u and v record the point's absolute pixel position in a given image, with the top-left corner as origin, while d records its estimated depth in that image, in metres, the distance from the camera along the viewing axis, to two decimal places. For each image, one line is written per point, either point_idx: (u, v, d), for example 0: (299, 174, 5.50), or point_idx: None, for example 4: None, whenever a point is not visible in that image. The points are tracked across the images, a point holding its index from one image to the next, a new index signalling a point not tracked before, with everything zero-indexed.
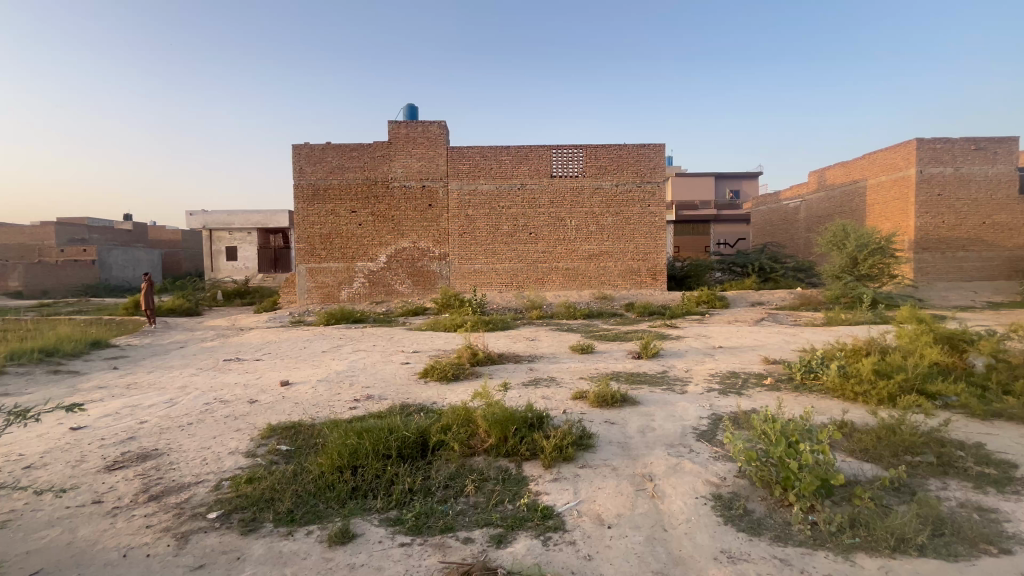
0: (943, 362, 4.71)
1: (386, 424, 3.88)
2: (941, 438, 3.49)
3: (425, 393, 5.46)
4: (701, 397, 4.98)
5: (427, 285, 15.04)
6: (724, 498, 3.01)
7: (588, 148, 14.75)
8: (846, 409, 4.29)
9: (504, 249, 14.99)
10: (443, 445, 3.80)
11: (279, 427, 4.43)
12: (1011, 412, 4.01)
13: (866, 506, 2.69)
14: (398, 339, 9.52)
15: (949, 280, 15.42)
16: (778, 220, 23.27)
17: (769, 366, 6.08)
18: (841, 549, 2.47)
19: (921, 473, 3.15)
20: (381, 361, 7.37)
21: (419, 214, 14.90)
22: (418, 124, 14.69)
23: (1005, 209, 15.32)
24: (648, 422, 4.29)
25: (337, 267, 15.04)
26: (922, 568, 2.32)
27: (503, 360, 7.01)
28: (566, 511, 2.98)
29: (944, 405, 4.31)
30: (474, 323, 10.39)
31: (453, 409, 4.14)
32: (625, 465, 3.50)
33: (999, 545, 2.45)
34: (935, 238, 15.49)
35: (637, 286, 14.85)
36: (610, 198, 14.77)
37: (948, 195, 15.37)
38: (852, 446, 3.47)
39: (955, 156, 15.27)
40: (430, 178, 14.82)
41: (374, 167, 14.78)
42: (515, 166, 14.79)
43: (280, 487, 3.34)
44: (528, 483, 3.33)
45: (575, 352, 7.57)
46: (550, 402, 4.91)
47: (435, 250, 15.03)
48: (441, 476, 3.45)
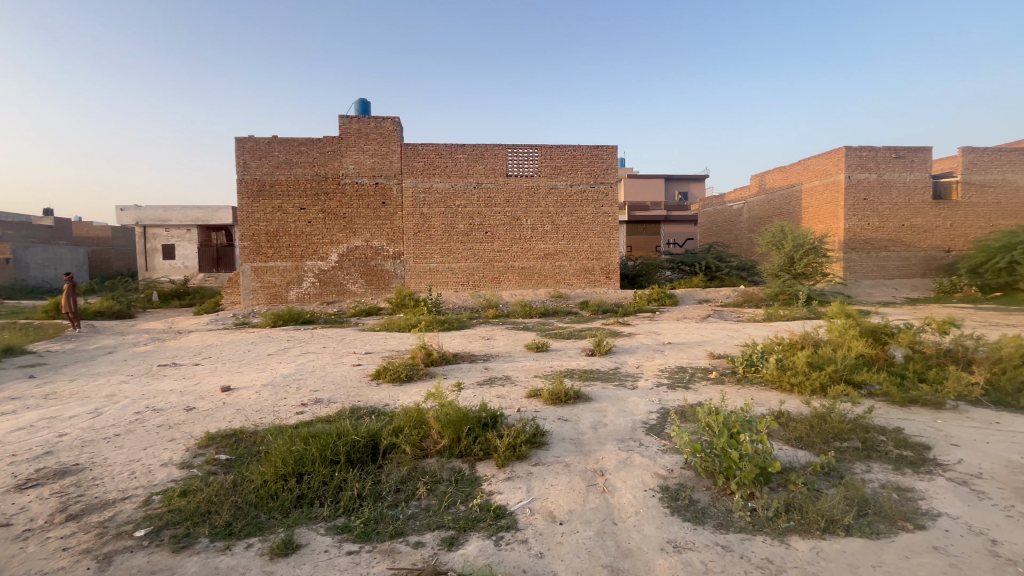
0: (868, 353, 5.07)
1: (335, 429, 3.75)
2: (865, 425, 3.76)
3: (378, 395, 5.32)
4: (650, 392, 5.14)
5: (381, 284, 14.67)
6: (671, 489, 3.10)
7: (543, 148, 14.87)
8: (783, 400, 4.54)
9: (460, 248, 14.88)
10: (394, 447, 3.71)
11: (218, 435, 4.18)
12: (925, 399, 4.38)
13: (800, 491, 2.86)
14: (350, 340, 9.24)
15: (873, 278, 16.69)
16: (723, 221, 24.40)
17: (714, 361, 6.35)
18: (777, 533, 2.60)
19: (848, 458, 3.38)
20: (330, 363, 7.11)
21: (372, 212, 14.53)
22: (370, 119, 14.29)
23: (921, 213, 16.74)
24: (600, 418, 4.37)
25: (285, 266, 14.42)
26: (848, 546, 2.47)
27: (458, 360, 6.93)
28: (518, 509, 2.97)
29: (868, 393, 4.65)
30: (428, 322, 10.24)
31: (404, 411, 4.06)
32: (578, 461, 3.55)
33: (914, 521, 2.66)
34: (862, 239, 16.71)
35: (591, 284, 15.14)
36: (565, 198, 14.97)
37: (872, 200, 16.62)
38: (788, 434, 3.67)
39: (879, 164, 16.53)
40: (383, 175, 14.48)
41: (324, 163, 14.26)
42: (470, 165, 14.71)
43: (218, 498, 3.15)
44: (481, 483, 3.31)
45: (530, 350, 7.60)
46: (504, 401, 4.90)
47: (389, 249, 14.69)
48: (391, 479, 3.37)
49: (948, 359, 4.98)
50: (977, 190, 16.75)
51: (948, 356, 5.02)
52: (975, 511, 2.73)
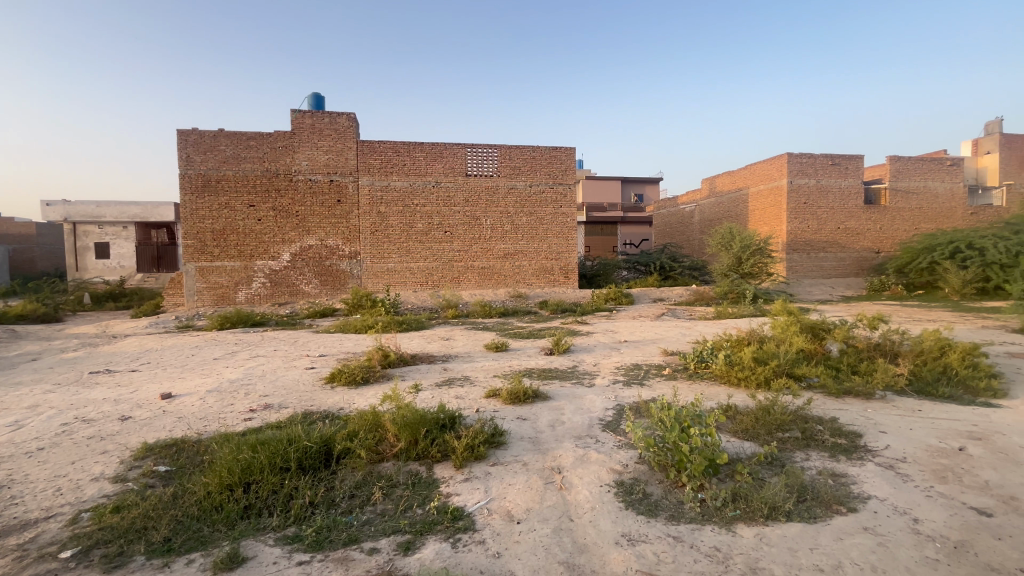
0: (807, 348, 5.38)
1: (285, 434, 3.60)
2: (805, 416, 4.00)
3: (332, 399, 5.15)
4: (607, 389, 5.24)
5: (336, 284, 14.23)
6: (625, 484, 3.18)
7: (502, 148, 14.90)
8: (731, 394, 4.75)
9: (418, 247, 14.67)
10: (349, 452, 3.61)
11: (156, 445, 3.93)
12: (857, 390, 4.70)
13: (745, 481, 3.00)
14: (303, 342, 8.93)
15: (813, 277, 17.76)
16: (676, 222, 25.29)
17: (667, 357, 6.55)
18: (725, 521, 2.71)
19: (789, 447, 3.58)
20: (281, 366, 6.83)
21: (327, 210, 14.07)
22: (324, 114, 13.83)
23: (854, 216, 17.95)
24: (558, 416, 4.43)
25: (233, 266, 13.74)
26: (788, 531, 2.61)
27: (417, 361, 6.84)
28: (476, 510, 2.96)
29: (807, 385, 4.94)
30: (385, 323, 10.03)
31: (359, 415, 3.97)
32: (536, 460, 3.58)
33: (848, 504, 2.84)
34: (802, 240, 17.73)
35: (550, 284, 15.31)
36: (524, 198, 15.05)
37: (811, 204, 17.67)
38: (735, 427, 3.85)
39: (817, 170, 17.59)
40: (338, 172, 14.06)
41: (275, 158, 13.70)
42: (429, 163, 14.53)
43: (156, 513, 2.96)
44: (438, 485, 3.27)
45: (490, 350, 7.58)
46: (462, 402, 4.87)
47: (345, 248, 14.28)
48: (346, 485, 3.28)
49: (877, 353, 5.36)
50: (903, 196, 18.12)
51: (878, 350, 5.40)
52: (900, 493, 2.95)
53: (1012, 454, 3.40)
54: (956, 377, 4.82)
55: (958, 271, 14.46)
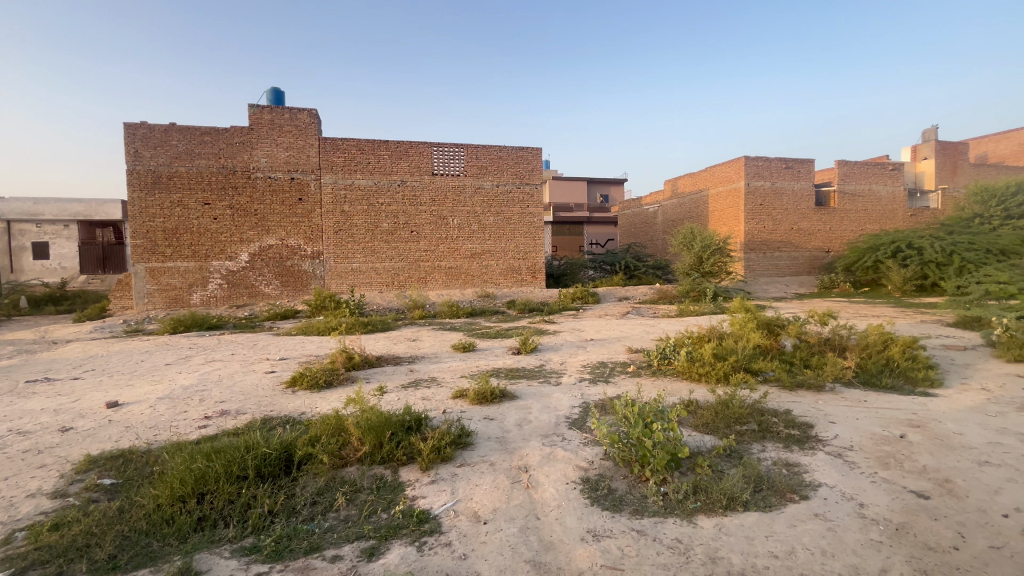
0: (763, 344, 5.60)
1: (243, 442, 3.46)
2: (761, 409, 4.15)
3: (293, 404, 4.99)
4: (573, 387, 5.30)
5: (298, 285, 13.80)
6: (591, 480, 3.22)
7: (468, 148, 14.84)
8: (692, 389, 4.89)
9: (383, 247, 14.41)
10: (310, 458, 3.51)
11: (101, 457, 3.71)
12: (809, 382, 4.93)
13: (705, 473, 3.10)
14: (263, 345, 8.63)
15: (769, 275, 18.53)
16: (641, 223, 25.86)
17: (632, 355, 6.69)
18: (686, 513, 2.79)
19: (747, 439, 3.71)
20: (239, 370, 6.57)
21: (288, 209, 13.64)
22: (284, 109, 13.39)
23: (806, 217, 18.83)
24: (525, 415, 4.44)
25: (187, 266, 13.12)
26: (745, 520, 2.71)
27: (382, 363, 6.71)
28: (442, 512, 2.93)
29: (763, 379, 5.14)
30: (350, 324, 9.81)
31: (322, 419, 3.88)
32: (503, 459, 3.57)
33: (800, 492, 2.97)
34: (759, 240, 18.45)
35: (518, 284, 15.35)
36: (491, 198, 15.04)
37: (767, 205, 18.42)
38: (696, 421, 3.97)
39: (772, 173, 18.35)
40: (299, 169, 13.64)
41: (231, 155, 13.17)
42: (394, 162, 14.31)
43: (100, 529, 2.79)
44: (404, 489, 3.22)
45: (457, 351, 7.53)
46: (429, 403, 4.82)
47: (307, 248, 13.87)
48: (307, 492, 3.18)
49: (827, 347, 5.64)
50: (850, 198, 19.14)
51: (828, 344, 5.68)
52: (848, 480, 3.11)
53: (946, 439, 3.64)
54: (898, 369, 5.13)
55: (899, 269, 15.39)
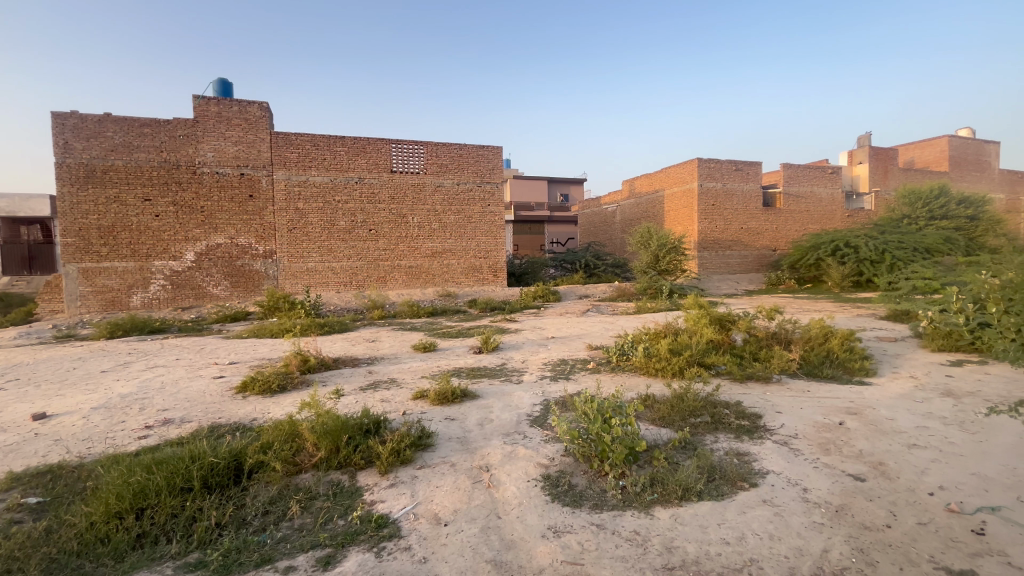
0: (715, 338, 5.83)
1: (187, 451, 3.27)
2: (713, 402, 4.32)
3: (243, 410, 4.76)
4: (534, 385, 5.34)
5: (249, 286, 13.20)
6: (552, 477, 3.24)
7: (428, 145, 14.66)
8: (650, 384, 5.03)
9: (340, 246, 14.01)
10: (262, 466, 3.36)
11: (25, 474, 3.41)
12: (758, 374, 5.17)
13: (662, 465, 3.19)
14: (211, 349, 8.20)
15: (721, 273, 19.29)
16: (600, 222, 26.36)
17: (592, 352, 6.80)
18: (643, 505, 2.86)
19: (700, 431, 3.85)
20: (184, 376, 6.21)
21: (237, 206, 13.03)
22: (233, 102, 12.76)
23: (755, 218, 19.74)
24: (486, 414, 4.43)
25: (125, 267, 12.28)
26: (699, 509, 2.80)
27: (340, 365, 6.53)
28: (402, 516, 2.87)
29: (716, 373, 5.35)
30: (305, 326, 9.47)
31: (274, 425, 3.73)
32: (464, 459, 3.55)
33: (749, 480, 3.10)
34: (711, 239, 19.17)
35: (479, 282, 15.30)
36: (451, 197, 14.93)
37: (718, 205, 19.18)
38: (654, 415, 4.08)
39: (723, 174, 19.12)
40: (250, 164, 13.06)
41: (175, 148, 12.44)
42: (351, 158, 13.95)
43: (23, 553, 2.56)
44: (362, 493, 3.13)
45: (418, 351, 7.41)
46: (388, 405, 4.73)
47: (259, 247, 13.29)
48: (258, 501, 3.05)
49: (774, 340, 5.94)
50: (794, 200, 20.21)
51: (774, 338, 5.99)
52: (793, 466, 3.28)
53: (880, 425, 3.91)
54: (837, 359, 5.46)
55: (838, 266, 16.40)
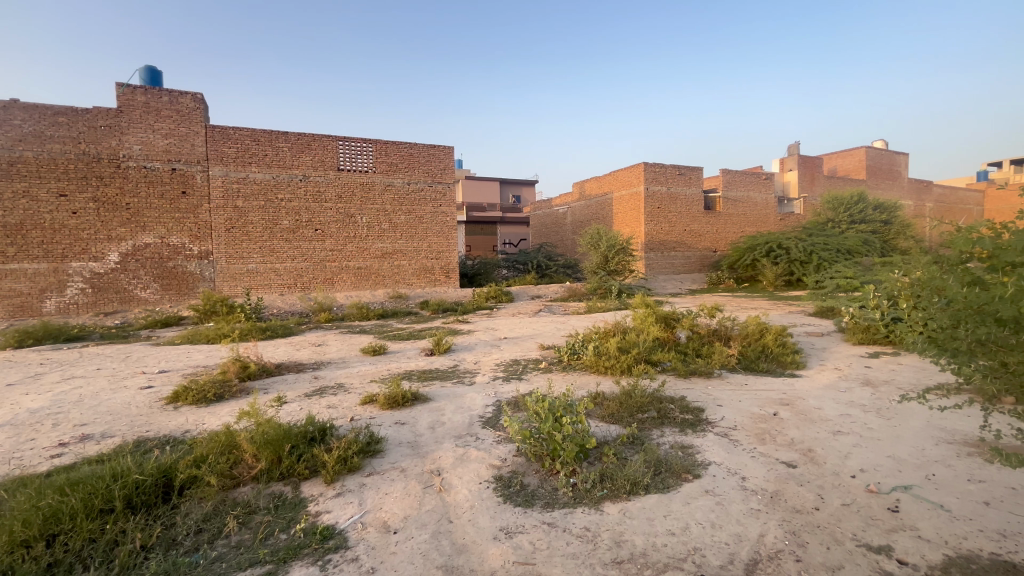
0: (661, 336, 6.05)
1: (108, 469, 3.00)
2: (660, 397, 4.47)
3: (174, 422, 4.43)
4: (487, 386, 5.32)
5: (182, 289, 12.34)
6: (504, 478, 3.24)
7: (377, 143, 14.31)
8: (599, 382, 5.14)
9: (284, 247, 13.40)
10: (195, 481, 3.14)
11: None
12: (700, 369, 5.40)
13: (611, 461, 3.27)
14: (139, 357, 7.59)
15: (666, 273, 20.06)
16: (551, 224, 26.75)
17: (544, 352, 6.88)
18: (593, 501, 2.91)
19: (647, 426, 3.98)
20: (106, 388, 5.71)
21: (168, 203, 12.16)
22: (162, 91, 11.87)
23: (697, 220, 20.70)
24: (438, 417, 4.36)
25: (36, 268, 11.12)
26: (646, 503, 2.88)
27: (282, 371, 6.22)
28: (349, 526, 2.77)
29: (662, 369, 5.55)
30: (245, 331, 8.98)
31: (209, 437, 3.50)
32: (414, 464, 3.47)
33: (693, 472, 3.23)
34: (657, 241, 19.90)
35: (430, 283, 15.09)
36: (402, 196, 14.65)
37: (663, 208, 19.95)
38: (603, 412, 4.18)
39: (668, 178, 19.91)
40: (182, 159, 12.23)
41: (95, 140, 11.45)
42: (295, 155, 13.38)
43: None
44: (306, 505, 2.99)
45: (367, 355, 7.19)
46: (335, 411, 4.56)
47: (194, 247, 12.47)
48: (190, 520, 2.84)
49: (715, 337, 6.24)
50: (732, 204, 21.37)
51: (715, 334, 6.29)
52: (733, 457, 3.44)
53: (809, 414, 4.19)
54: (772, 354, 5.82)
55: (771, 266, 17.52)
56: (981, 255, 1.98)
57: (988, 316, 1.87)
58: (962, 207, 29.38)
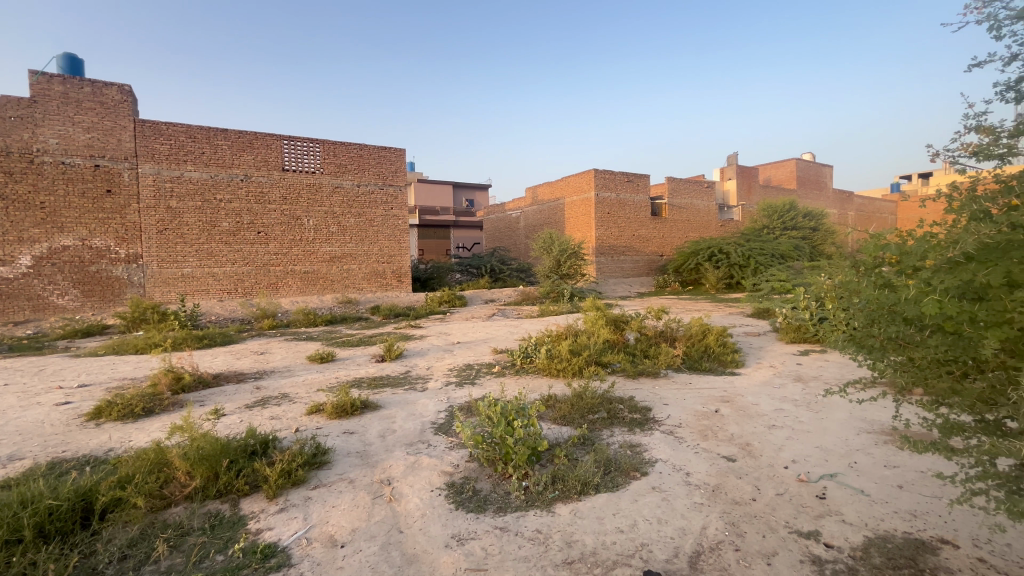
0: (611, 338, 6.22)
1: (15, 495, 2.70)
2: (610, 398, 4.59)
3: (96, 440, 4.07)
4: (439, 392, 5.26)
5: (106, 296, 11.37)
6: (456, 484, 3.20)
7: (325, 143, 13.86)
8: (552, 384, 5.21)
9: (223, 250, 12.69)
10: (119, 503, 2.90)
11: None
12: (647, 369, 5.60)
13: (562, 462, 3.32)
14: (55, 370, 6.93)
15: (616, 277, 20.62)
16: (505, 228, 26.88)
17: (497, 356, 6.89)
18: (545, 503, 2.93)
19: (598, 426, 4.07)
20: (14, 405, 5.16)
21: (90, 203, 11.20)
22: (83, 81, 10.92)
23: (644, 226, 21.46)
24: (388, 425, 4.26)
25: None
26: (597, 502, 2.94)
27: (221, 382, 5.87)
28: (292, 542, 2.65)
29: (612, 370, 5.70)
30: (179, 340, 8.41)
31: (136, 455, 3.25)
32: (363, 474, 3.37)
33: (641, 469, 3.33)
34: (608, 245, 20.43)
35: (381, 288, 14.74)
36: (351, 198, 14.27)
37: (613, 214, 20.55)
38: (555, 414, 4.23)
39: (617, 185, 20.53)
40: (107, 155, 11.32)
41: (4, 132, 10.41)
42: (235, 154, 12.71)
43: None
44: (246, 523, 2.83)
45: (315, 363, 6.92)
46: (278, 422, 4.35)
47: (121, 250, 11.56)
48: (113, 546, 2.62)
49: (662, 338, 6.49)
50: (677, 210, 22.32)
51: (662, 336, 6.54)
52: (677, 453, 3.58)
53: (747, 410, 4.43)
54: (713, 353, 6.12)
55: (713, 270, 18.45)
56: (892, 259, 2.14)
57: (897, 315, 2.04)
58: (878, 216, 32.24)
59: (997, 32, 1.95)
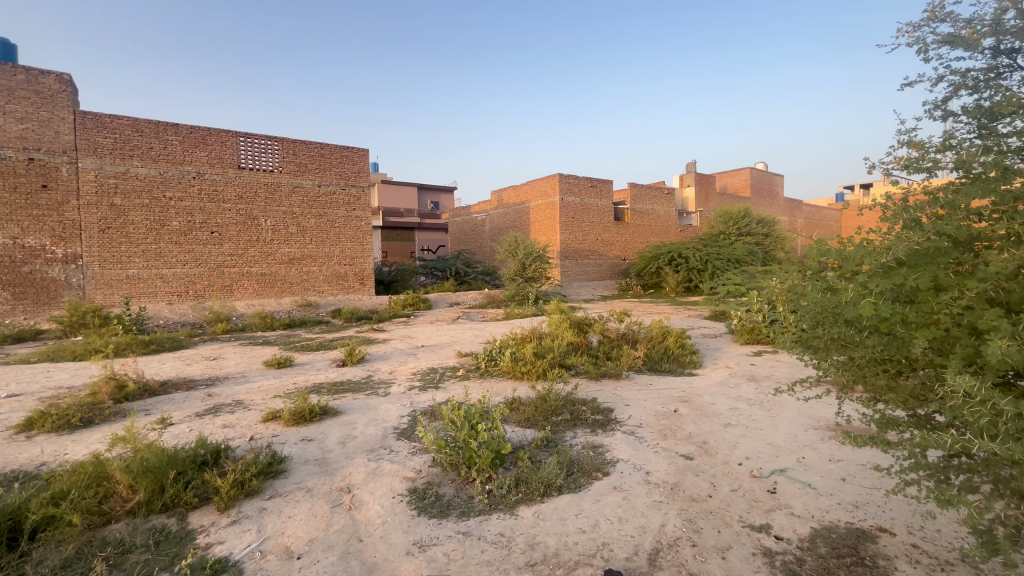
0: (575, 340, 6.29)
1: None
2: (572, 400, 4.65)
3: (26, 454, 3.78)
4: (402, 396, 5.18)
5: (40, 298, 10.60)
6: (418, 490, 3.16)
7: (284, 141, 13.44)
8: (516, 387, 5.22)
9: (173, 251, 12.07)
10: (53, 521, 2.70)
11: None
12: (610, 371, 5.70)
13: (525, 465, 3.33)
14: None
15: (580, 280, 20.91)
16: (470, 231, 26.79)
17: (461, 359, 6.85)
18: (508, 506, 2.93)
19: (561, 428, 4.11)
20: None
21: (23, 198, 10.43)
22: (16, 68, 10.17)
23: (608, 230, 21.89)
24: (349, 431, 4.15)
25: None
26: (559, 504, 2.96)
27: (169, 389, 5.57)
28: (245, 556, 2.54)
29: (575, 372, 5.78)
30: (124, 345, 7.93)
31: (72, 469, 3.04)
32: (322, 482, 3.28)
33: (602, 470, 3.39)
34: (572, 249, 20.70)
35: (343, 290, 14.40)
36: (312, 198, 13.88)
37: (577, 218, 20.86)
38: (519, 417, 4.25)
39: (581, 190, 20.86)
40: (42, 148, 10.58)
41: None
42: (188, 150, 12.12)
43: None
44: (194, 538, 2.69)
45: (271, 368, 6.68)
46: (232, 430, 4.18)
47: (58, 250, 10.81)
48: (44, 567, 2.43)
49: (624, 340, 6.62)
50: (639, 215, 22.89)
51: (623, 338, 6.67)
52: (637, 453, 3.66)
53: (704, 409, 4.58)
54: (672, 355, 6.29)
55: (673, 274, 19.07)
56: (834, 263, 2.26)
57: (840, 317, 2.16)
58: (823, 224, 34.12)
59: (924, 54, 2.11)
